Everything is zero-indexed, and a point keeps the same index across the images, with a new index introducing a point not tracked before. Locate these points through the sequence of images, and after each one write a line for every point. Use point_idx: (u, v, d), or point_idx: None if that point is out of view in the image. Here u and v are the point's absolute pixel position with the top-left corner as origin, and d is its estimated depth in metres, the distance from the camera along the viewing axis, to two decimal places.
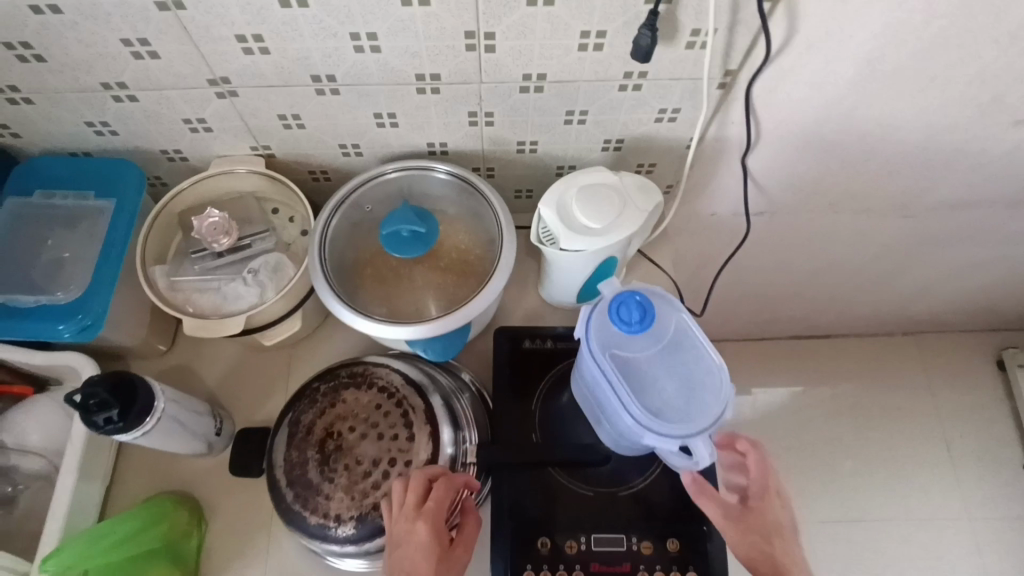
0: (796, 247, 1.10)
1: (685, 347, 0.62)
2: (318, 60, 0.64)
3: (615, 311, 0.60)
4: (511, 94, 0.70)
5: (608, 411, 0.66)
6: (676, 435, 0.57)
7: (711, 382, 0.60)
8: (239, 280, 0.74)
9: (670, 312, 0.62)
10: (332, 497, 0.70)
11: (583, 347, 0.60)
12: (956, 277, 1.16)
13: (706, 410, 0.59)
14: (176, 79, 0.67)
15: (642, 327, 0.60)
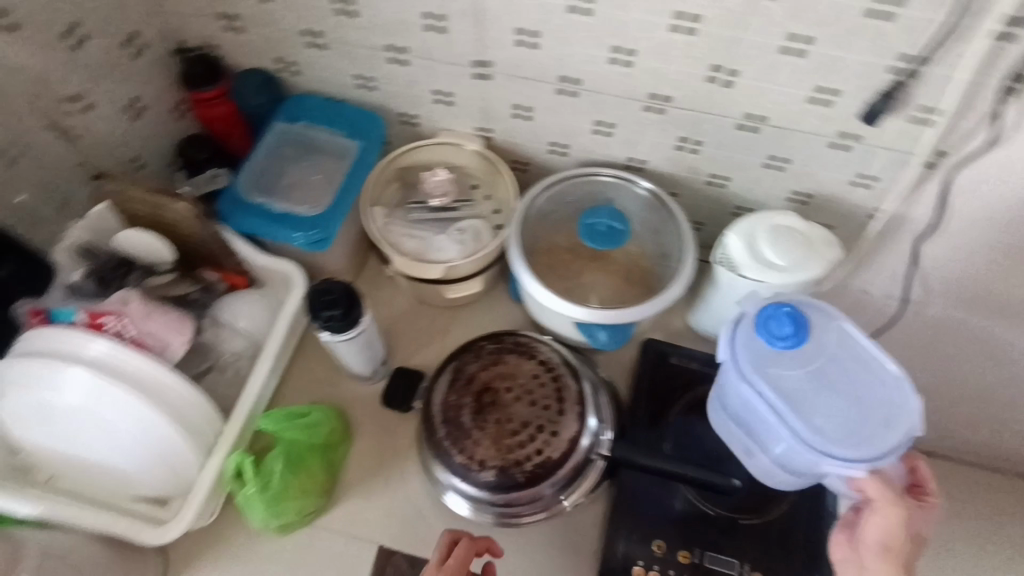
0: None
1: (852, 356, 0.65)
2: (574, 62, 0.73)
3: (764, 326, 0.65)
4: (727, 129, 0.77)
5: (764, 432, 0.69)
6: (848, 454, 0.61)
7: (883, 387, 0.64)
8: (445, 235, 0.84)
9: (825, 323, 0.67)
10: (479, 442, 0.76)
11: (737, 369, 0.64)
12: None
13: (884, 418, 0.62)
14: (448, 55, 0.77)
15: (796, 339, 0.64)
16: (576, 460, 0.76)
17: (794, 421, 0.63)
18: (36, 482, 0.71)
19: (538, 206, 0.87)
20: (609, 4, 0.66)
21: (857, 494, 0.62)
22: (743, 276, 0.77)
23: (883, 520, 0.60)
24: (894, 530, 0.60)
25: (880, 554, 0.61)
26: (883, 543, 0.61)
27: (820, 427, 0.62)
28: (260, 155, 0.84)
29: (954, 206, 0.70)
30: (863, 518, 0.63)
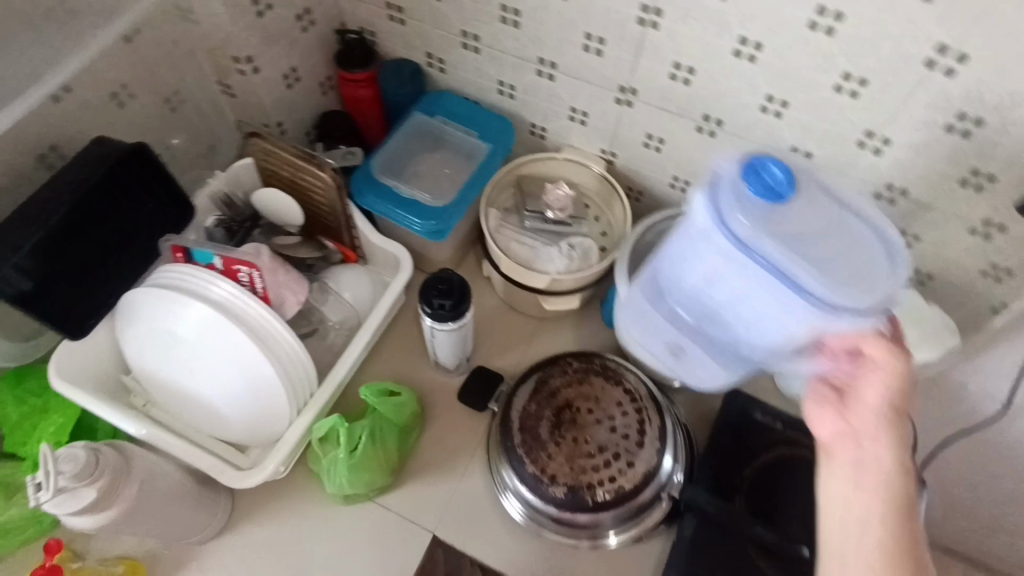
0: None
1: (810, 196, 0.57)
2: (723, 103, 0.74)
3: (749, 176, 0.55)
4: (862, 195, 0.76)
5: (692, 260, 0.62)
6: (838, 293, 0.53)
7: (820, 223, 0.57)
8: (555, 248, 0.85)
9: (803, 175, 0.58)
10: (553, 458, 0.75)
11: (726, 233, 0.55)
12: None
13: (874, 285, 0.54)
14: (596, 76, 0.79)
15: (787, 194, 0.55)
16: (647, 497, 0.75)
17: (805, 276, 0.54)
18: (134, 405, 0.75)
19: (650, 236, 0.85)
20: (775, 54, 0.66)
21: (848, 357, 0.55)
22: None
23: (884, 373, 0.51)
24: (904, 380, 0.51)
25: (884, 417, 0.50)
26: (884, 399, 0.51)
27: (826, 279, 0.54)
28: (395, 140, 0.88)
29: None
30: (857, 382, 0.53)
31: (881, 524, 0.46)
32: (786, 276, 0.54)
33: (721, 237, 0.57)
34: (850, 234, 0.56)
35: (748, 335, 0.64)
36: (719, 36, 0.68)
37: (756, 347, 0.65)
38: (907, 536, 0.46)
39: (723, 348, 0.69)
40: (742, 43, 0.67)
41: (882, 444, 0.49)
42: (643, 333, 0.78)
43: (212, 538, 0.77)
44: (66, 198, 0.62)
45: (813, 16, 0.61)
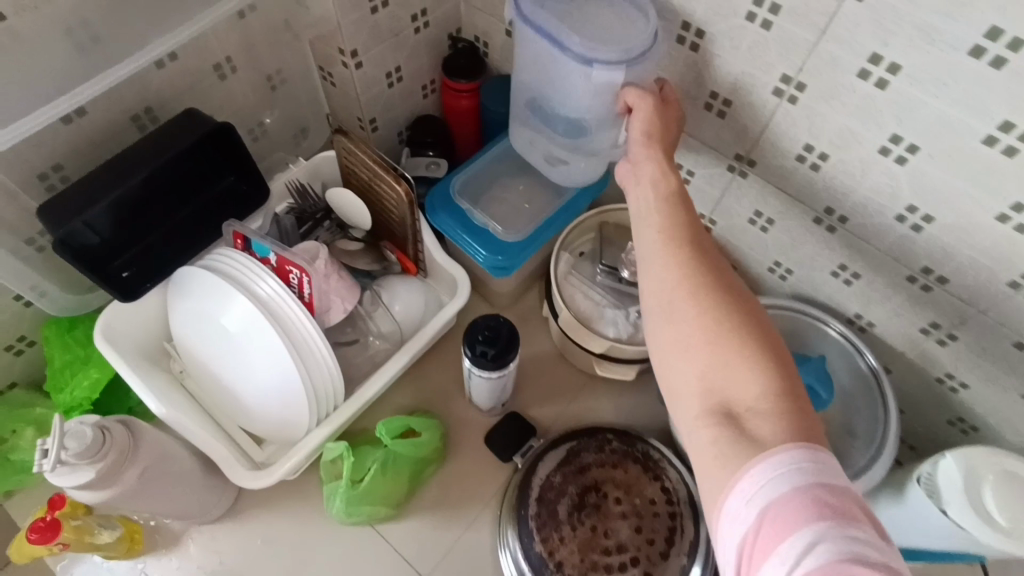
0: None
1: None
2: (851, 199, 0.64)
3: None
4: (999, 339, 0.64)
5: (547, 78, 0.68)
6: (623, 49, 0.61)
7: (619, 22, 0.63)
8: (622, 311, 0.77)
9: None
10: (565, 541, 0.68)
11: (511, 13, 0.63)
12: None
13: (615, 36, 0.62)
14: (712, 138, 0.71)
15: None
16: None
17: (569, 38, 0.61)
18: (170, 370, 0.75)
19: None
20: (932, 160, 0.56)
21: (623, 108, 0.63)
22: (945, 514, 0.63)
23: (650, 116, 0.61)
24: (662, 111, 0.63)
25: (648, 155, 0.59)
26: (647, 136, 0.61)
27: (584, 38, 0.61)
28: (484, 160, 0.83)
29: None
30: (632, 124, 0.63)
31: (660, 233, 0.51)
32: (568, 45, 0.62)
33: (570, 61, 0.63)
34: (626, 21, 0.63)
35: (575, 111, 0.68)
36: (867, 126, 0.58)
37: (577, 116, 0.69)
38: (710, 268, 0.48)
39: (565, 127, 0.72)
40: (892, 141, 0.58)
41: (661, 206, 0.54)
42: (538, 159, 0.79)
43: (214, 520, 0.77)
44: (149, 166, 0.62)
45: (990, 129, 0.51)
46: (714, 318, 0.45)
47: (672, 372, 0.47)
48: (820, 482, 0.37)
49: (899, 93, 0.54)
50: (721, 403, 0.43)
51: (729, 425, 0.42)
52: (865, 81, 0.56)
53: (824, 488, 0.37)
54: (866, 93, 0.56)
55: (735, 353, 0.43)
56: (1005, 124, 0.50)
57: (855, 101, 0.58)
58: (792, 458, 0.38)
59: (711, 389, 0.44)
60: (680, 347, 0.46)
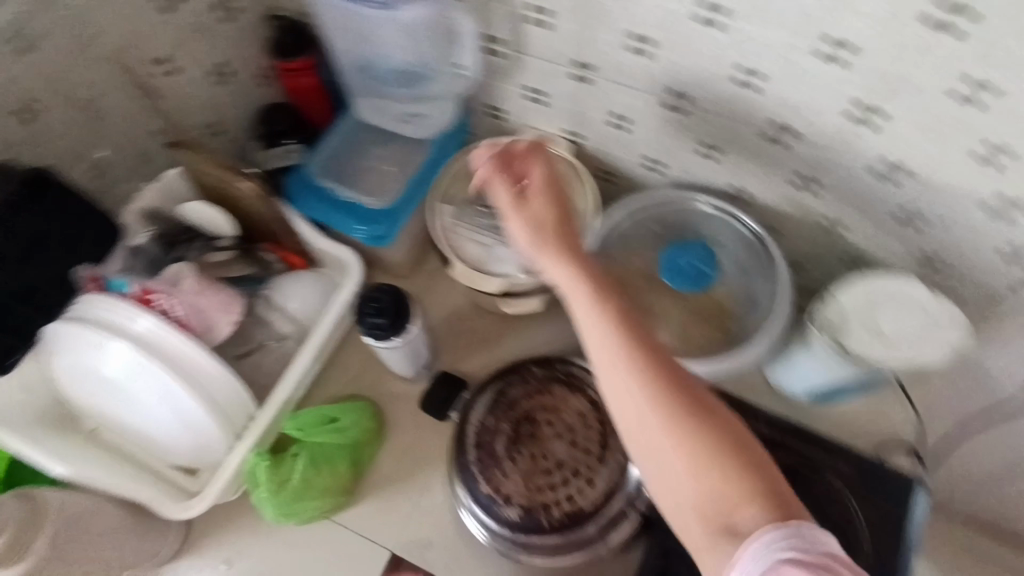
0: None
1: None
2: (688, 78, 0.64)
3: None
4: (858, 173, 0.65)
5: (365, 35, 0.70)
6: None
7: None
8: (512, 246, 0.76)
9: None
10: (509, 474, 0.71)
11: None
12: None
13: None
14: (546, 52, 0.70)
15: None
16: (610, 518, 0.69)
17: None
18: (83, 431, 0.73)
19: (629, 222, 0.79)
20: (743, 17, 0.56)
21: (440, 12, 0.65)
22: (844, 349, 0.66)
23: (533, 204, 0.56)
24: (548, 181, 0.57)
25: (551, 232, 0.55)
26: (537, 218, 0.56)
27: None
28: (338, 136, 0.80)
29: None
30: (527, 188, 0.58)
31: (597, 337, 0.49)
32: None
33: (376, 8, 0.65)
34: None
35: (406, 55, 0.71)
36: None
37: (410, 60, 0.72)
38: (672, 375, 0.48)
39: (406, 78, 0.74)
40: (704, 8, 0.57)
41: (590, 309, 0.50)
42: (379, 117, 0.80)
43: (173, 558, 0.76)
44: None
45: None
46: (688, 443, 0.46)
47: (657, 491, 0.48)
48: (798, 548, 0.41)
49: None
50: (721, 517, 0.45)
51: (726, 539, 0.44)
52: None
53: (800, 556, 0.41)
54: None
55: (711, 476, 0.45)
56: None
57: None
58: (772, 540, 0.42)
59: (702, 508, 0.45)
60: (670, 467, 0.47)
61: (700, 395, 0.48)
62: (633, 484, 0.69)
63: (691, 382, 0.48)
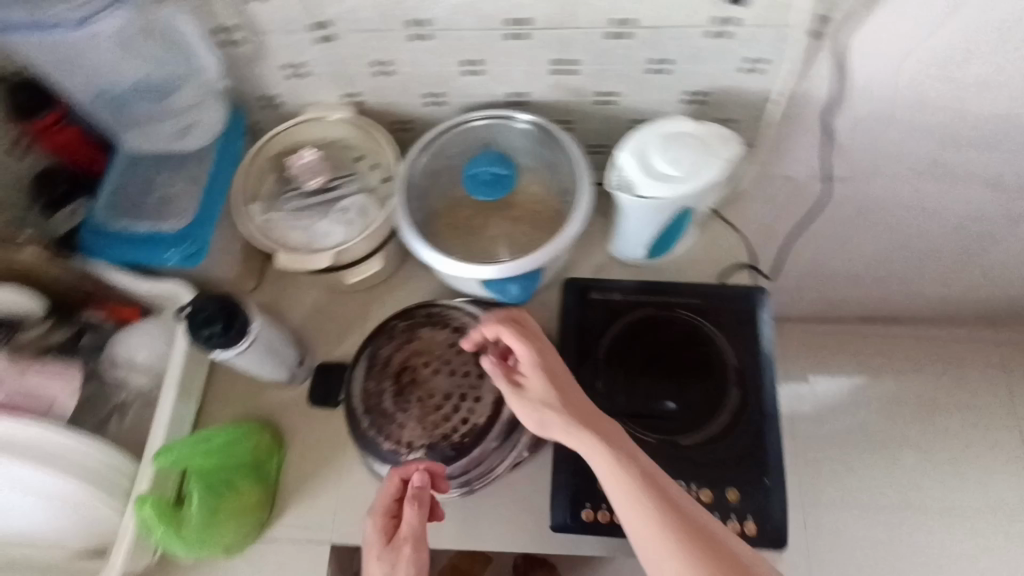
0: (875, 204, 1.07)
1: None
2: (413, 4, 0.67)
3: None
4: (596, 41, 0.71)
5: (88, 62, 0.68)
6: None
7: None
8: (327, 217, 0.77)
9: None
10: (404, 425, 0.73)
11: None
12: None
13: None
14: (281, 24, 0.71)
15: None
16: (506, 422, 0.73)
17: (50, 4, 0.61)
18: None
19: (426, 158, 0.80)
20: None
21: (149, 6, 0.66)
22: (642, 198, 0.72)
23: (527, 352, 0.66)
24: (533, 353, 0.67)
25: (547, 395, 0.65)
26: (543, 369, 0.66)
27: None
28: (116, 179, 0.77)
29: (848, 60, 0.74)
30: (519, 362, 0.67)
31: (603, 466, 0.60)
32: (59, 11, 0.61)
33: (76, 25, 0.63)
34: None
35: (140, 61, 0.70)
36: None
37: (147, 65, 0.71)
38: (684, 527, 0.56)
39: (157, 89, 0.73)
40: None
41: (588, 439, 0.61)
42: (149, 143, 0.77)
43: None
44: None
45: None
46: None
47: None
48: None
49: None
50: None
51: None
52: None
53: None
54: None
55: None
56: None
57: None
58: None
59: None
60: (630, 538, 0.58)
61: (715, 542, 0.55)
62: None
63: (687, 515, 0.56)
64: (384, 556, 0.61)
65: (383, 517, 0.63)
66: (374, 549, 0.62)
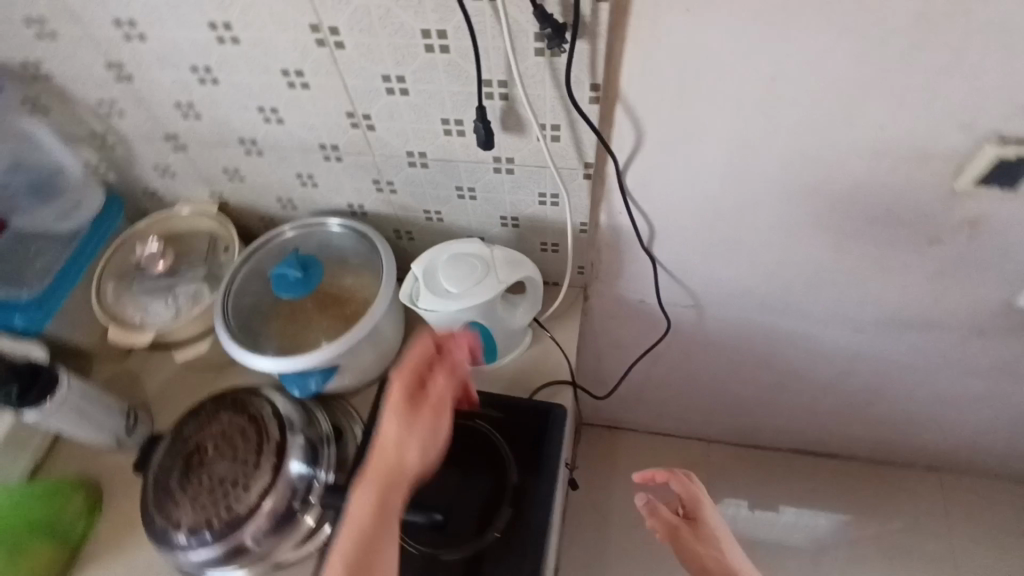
0: (742, 330, 1.08)
1: None
2: (239, 127, 0.78)
3: None
4: (403, 167, 0.80)
5: None
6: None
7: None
8: (161, 299, 0.86)
9: None
10: (179, 504, 0.77)
11: None
12: (929, 369, 1.09)
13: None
14: (141, 134, 0.83)
15: None
16: (271, 514, 0.76)
17: None
18: None
19: (257, 257, 0.89)
20: (224, 71, 0.69)
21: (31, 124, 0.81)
22: (426, 311, 0.77)
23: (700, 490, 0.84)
24: (698, 498, 0.84)
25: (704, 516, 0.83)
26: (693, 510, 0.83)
27: None
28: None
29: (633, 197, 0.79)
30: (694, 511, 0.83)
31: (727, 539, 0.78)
32: None
33: None
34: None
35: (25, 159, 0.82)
36: (174, 71, 0.71)
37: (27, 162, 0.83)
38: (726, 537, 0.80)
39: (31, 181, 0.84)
40: (196, 71, 0.70)
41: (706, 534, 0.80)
42: (25, 221, 0.87)
43: None
44: None
45: (212, 31, 0.64)
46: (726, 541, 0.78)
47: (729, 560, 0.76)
48: None
49: (155, 36, 0.66)
50: None
51: None
52: (135, 41, 0.68)
53: None
54: (146, 49, 0.68)
55: None
56: (212, 24, 0.63)
57: (149, 57, 0.69)
58: None
59: None
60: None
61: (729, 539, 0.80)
62: (290, 480, 0.77)
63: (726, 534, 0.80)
64: (408, 409, 0.66)
65: (415, 358, 0.68)
66: (397, 402, 0.65)
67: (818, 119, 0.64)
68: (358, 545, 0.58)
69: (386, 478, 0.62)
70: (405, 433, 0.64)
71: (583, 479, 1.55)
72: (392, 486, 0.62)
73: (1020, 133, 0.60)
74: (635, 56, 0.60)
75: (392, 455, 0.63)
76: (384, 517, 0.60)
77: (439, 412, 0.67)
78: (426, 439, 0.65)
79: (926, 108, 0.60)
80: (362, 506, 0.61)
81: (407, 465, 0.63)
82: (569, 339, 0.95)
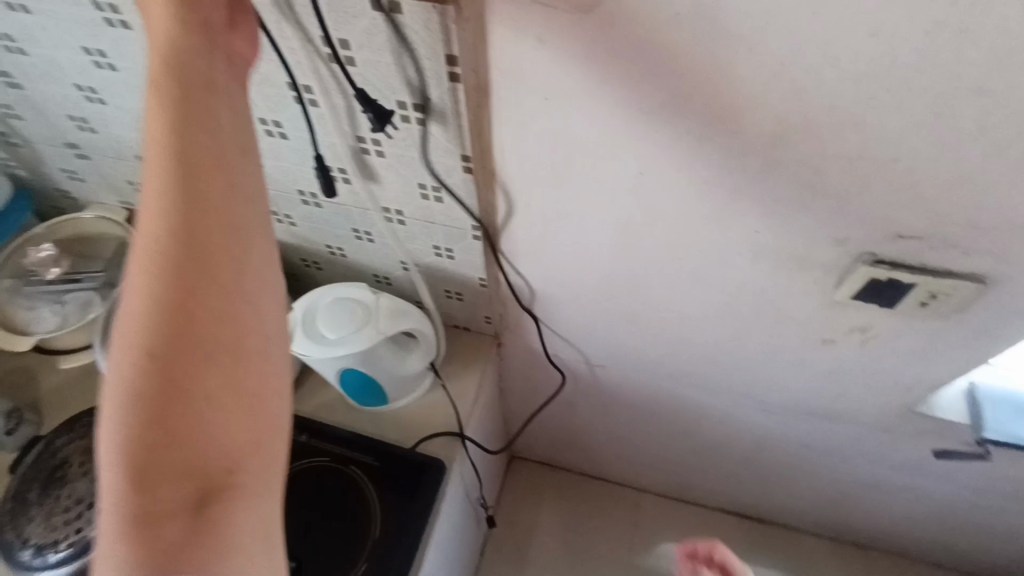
0: (657, 395, 1.05)
1: None
2: (133, 146, 0.76)
3: None
4: (297, 203, 0.79)
5: None
6: None
7: None
8: (52, 306, 0.85)
9: None
10: (31, 519, 0.76)
11: None
12: (845, 453, 1.05)
13: None
14: (43, 140, 0.82)
15: None
16: None
17: None
18: None
19: None
20: (108, 94, 0.68)
21: None
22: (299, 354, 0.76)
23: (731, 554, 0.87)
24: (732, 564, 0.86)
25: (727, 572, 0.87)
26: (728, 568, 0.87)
27: None
28: None
29: (528, 260, 0.78)
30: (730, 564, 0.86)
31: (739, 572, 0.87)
32: None
33: None
34: None
35: None
36: (61, 88, 0.70)
37: None
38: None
39: None
40: (81, 91, 0.69)
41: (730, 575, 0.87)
42: None
43: None
44: None
45: (88, 55, 0.63)
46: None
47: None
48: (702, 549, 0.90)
49: (36, 52, 0.65)
50: None
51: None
52: (19, 55, 0.67)
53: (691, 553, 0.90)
54: (29, 63, 0.67)
55: None
56: (87, 49, 0.62)
57: (34, 71, 0.68)
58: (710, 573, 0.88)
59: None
60: (252, 379, 0.39)
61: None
62: None
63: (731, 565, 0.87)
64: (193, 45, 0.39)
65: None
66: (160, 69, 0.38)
67: (695, 215, 0.62)
68: (163, 296, 0.37)
69: (175, 101, 0.38)
70: (171, 102, 0.38)
71: (507, 517, 1.51)
72: (190, 90, 0.38)
73: (890, 257, 0.59)
74: (504, 132, 0.59)
75: (172, 141, 0.38)
76: (203, 209, 0.38)
77: (234, 54, 0.42)
78: (210, 63, 0.39)
79: (797, 218, 0.58)
80: (147, 254, 0.38)
81: (205, 76, 0.39)
82: (469, 387, 0.93)
